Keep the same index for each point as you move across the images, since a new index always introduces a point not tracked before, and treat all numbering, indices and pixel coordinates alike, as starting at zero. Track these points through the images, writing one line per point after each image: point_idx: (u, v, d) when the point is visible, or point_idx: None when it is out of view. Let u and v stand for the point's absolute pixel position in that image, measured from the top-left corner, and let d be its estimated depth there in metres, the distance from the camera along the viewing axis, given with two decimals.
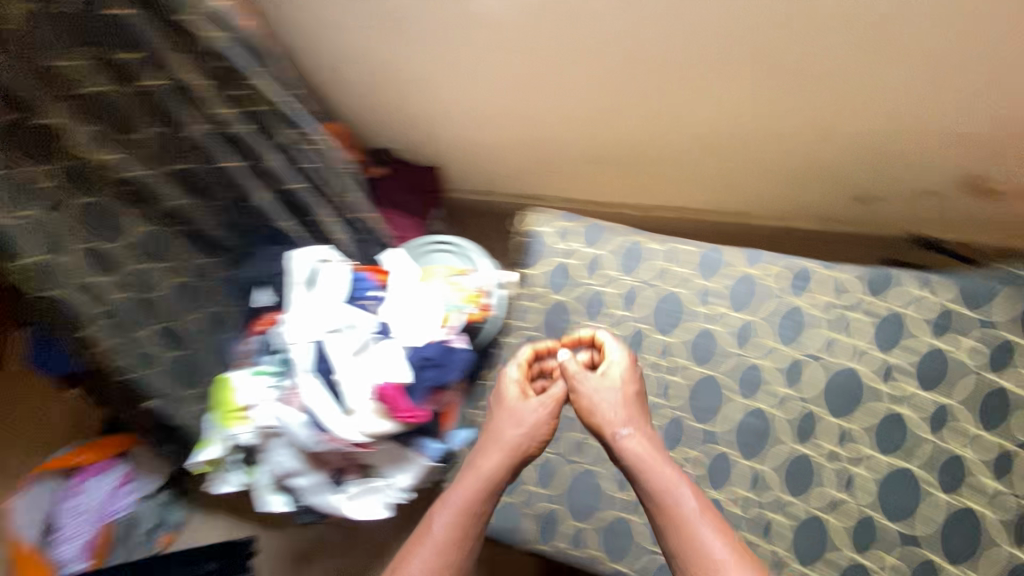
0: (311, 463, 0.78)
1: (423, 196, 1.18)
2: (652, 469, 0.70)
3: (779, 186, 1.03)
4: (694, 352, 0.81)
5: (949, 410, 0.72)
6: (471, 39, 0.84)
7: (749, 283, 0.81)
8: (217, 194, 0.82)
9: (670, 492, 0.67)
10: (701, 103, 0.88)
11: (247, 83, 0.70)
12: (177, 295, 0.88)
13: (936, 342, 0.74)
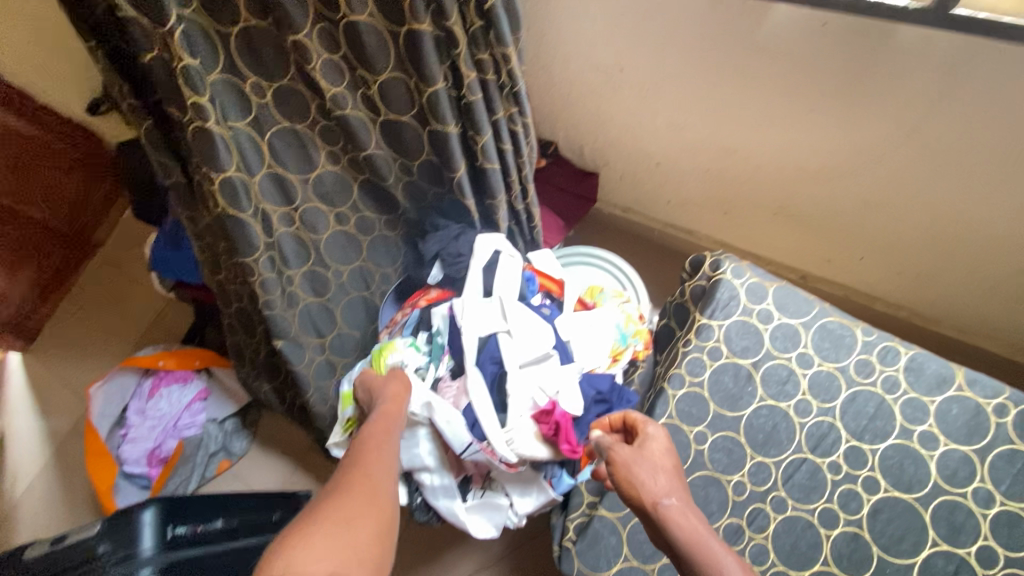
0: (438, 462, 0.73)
1: (576, 203, 1.08)
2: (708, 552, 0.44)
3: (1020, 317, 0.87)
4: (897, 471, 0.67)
5: None
6: (733, 60, 0.71)
7: (979, 415, 0.67)
8: (414, 154, 0.75)
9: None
10: (981, 199, 0.73)
11: (503, 51, 0.63)
12: (334, 244, 0.83)
13: None
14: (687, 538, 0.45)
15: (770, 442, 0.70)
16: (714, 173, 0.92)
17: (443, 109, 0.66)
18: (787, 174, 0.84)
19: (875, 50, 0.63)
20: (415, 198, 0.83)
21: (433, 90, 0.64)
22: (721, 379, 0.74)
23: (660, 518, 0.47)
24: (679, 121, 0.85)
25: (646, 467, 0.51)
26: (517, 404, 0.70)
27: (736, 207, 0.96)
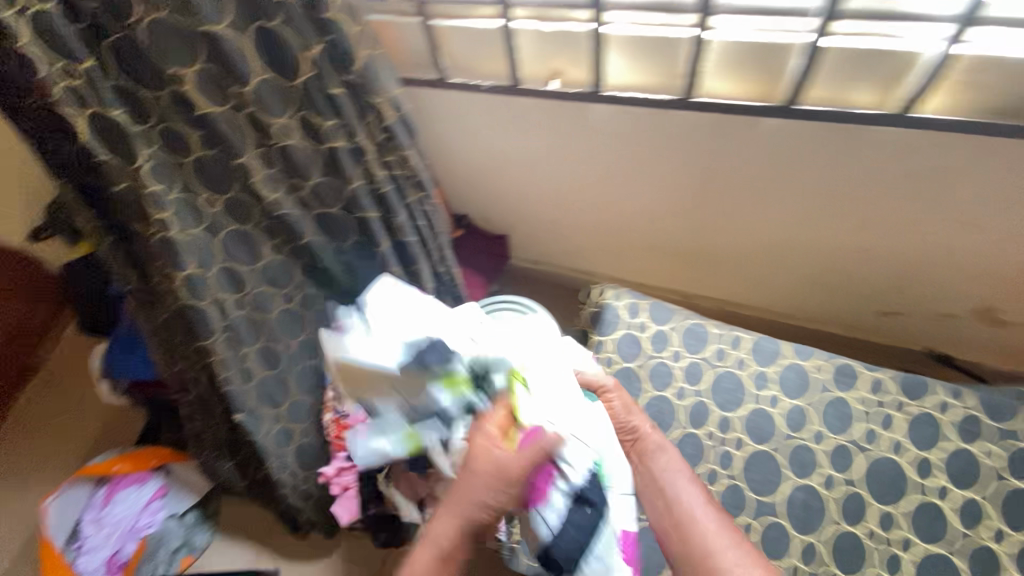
0: (410, 486, 0.91)
1: (491, 261, 1.27)
2: (698, 522, 0.64)
3: (850, 309, 1.07)
4: (753, 430, 0.85)
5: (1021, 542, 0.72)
6: (570, 144, 0.93)
7: (808, 376, 0.86)
8: (346, 237, 0.92)
9: (711, 555, 0.61)
10: (778, 225, 0.95)
11: (402, 153, 0.85)
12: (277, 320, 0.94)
13: (993, 470, 0.76)
14: (686, 516, 0.66)
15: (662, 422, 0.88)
16: (592, 222, 1.12)
17: (359, 201, 0.85)
18: (644, 219, 1.05)
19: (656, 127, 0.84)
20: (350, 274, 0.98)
21: (353, 187, 0.83)
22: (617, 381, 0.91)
23: (666, 496, 0.69)
24: (551, 186, 1.06)
25: (665, 448, 0.75)
26: None
27: (617, 247, 1.16)
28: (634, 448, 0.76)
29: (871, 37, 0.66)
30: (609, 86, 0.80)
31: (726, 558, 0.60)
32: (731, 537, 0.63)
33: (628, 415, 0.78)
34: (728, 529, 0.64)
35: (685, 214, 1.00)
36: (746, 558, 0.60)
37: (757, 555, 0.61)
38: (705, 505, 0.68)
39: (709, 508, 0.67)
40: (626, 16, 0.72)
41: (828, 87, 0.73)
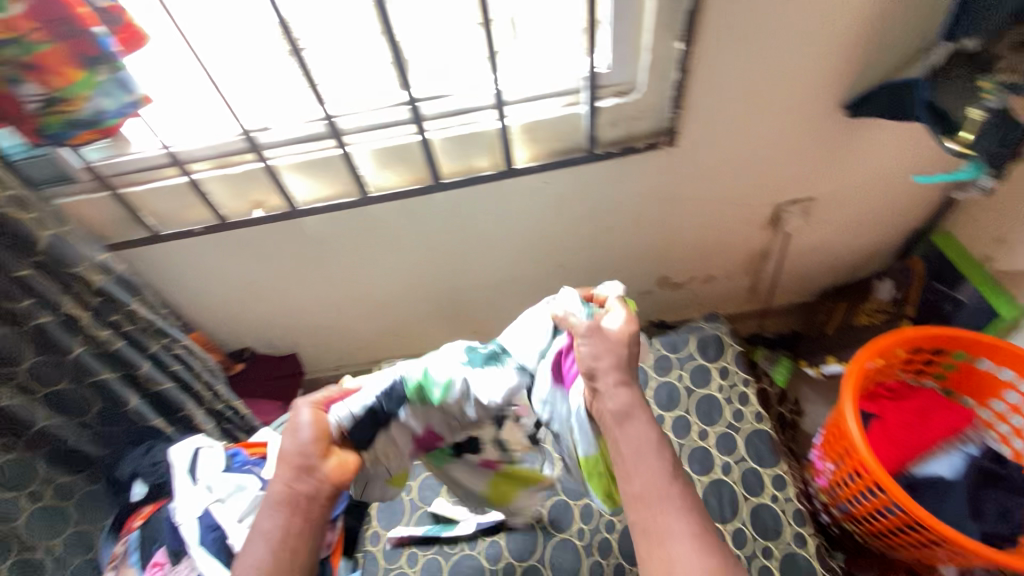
0: None
1: (284, 381, 1.31)
2: (657, 500, 0.53)
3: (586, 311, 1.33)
4: None
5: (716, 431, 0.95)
6: (300, 255, 1.06)
7: None
8: (86, 408, 0.90)
9: (666, 541, 0.51)
10: (496, 269, 1.17)
11: (128, 308, 0.90)
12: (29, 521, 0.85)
13: (683, 389, 1.00)
14: (650, 494, 0.54)
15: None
16: (359, 312, 1.24)
17: (93, 364, 0.87)
18: (398, 295, 1.20)
19: (357, 223, 1.00)
20: (105, 444, 0.95)
21: (74, 354, 0.84)
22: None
23: (630, 467, 0.56)
24: (305, 293, 1.16)
25: (632, 409, 0.58)
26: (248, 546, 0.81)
27: (391, 328, 1.30)
28: (608, 401, 0.60)
29: (457, 126, 0.89)
30: (302, 202, 0.97)
31: (678, 552, 0.50)
32: (683, 516, 0.52)
33: (600, 362, 0.62)
34: (683, 508, 0.53)
35: (426, 282, 1.19)
36: (699, 553, 0.50)
37: (713, 551, 0.50)
38: (671, 476, 0.55)
39: (671, 479, 0.55)
40: (282, 151, 0.89)
41: (454, 163, 0.95)
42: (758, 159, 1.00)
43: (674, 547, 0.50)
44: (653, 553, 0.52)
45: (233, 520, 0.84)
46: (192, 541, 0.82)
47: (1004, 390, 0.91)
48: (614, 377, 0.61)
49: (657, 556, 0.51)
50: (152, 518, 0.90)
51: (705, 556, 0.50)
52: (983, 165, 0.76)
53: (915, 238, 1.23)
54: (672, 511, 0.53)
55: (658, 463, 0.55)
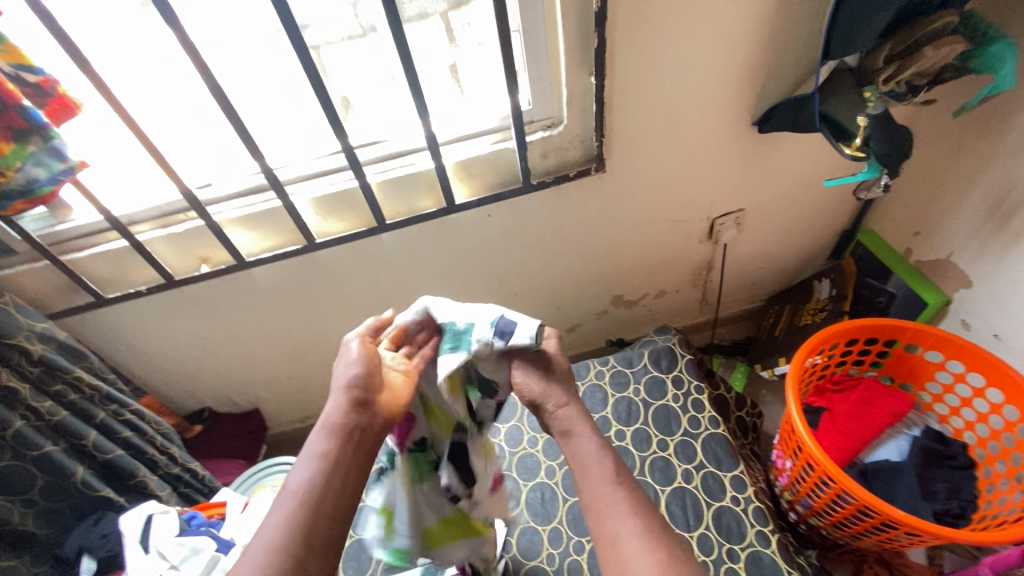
0: None
1: (245, 439, 1.28)
2: (606, 507, 0.56)
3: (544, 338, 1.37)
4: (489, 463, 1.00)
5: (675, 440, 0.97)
6: (251, 308, 1.07)
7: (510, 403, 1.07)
8: (28, 486, 0.86)
9: (619, 542, 0.53)
10: (451, 304, 1.20)
11: (72, 375, 0.87)
12: None
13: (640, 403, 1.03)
14: (600, 498, 0.57)
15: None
16: (317, 362, 1.24)
17: (33, 438, 0.83)
18: (355, 340, 1.21)
19: (308, 271, 1.02)
20: (49, 522, 0.91)
21: (14, 430, 0.81)
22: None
23: (580, 480, 0.60)
24: (260, 347, 1.16)
25: (573, 424, 0.64)
26: None
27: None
28: (556, 419, 0.65)
29: (395, 168, 0.93)
30: (248, 254, 0.98)
31: (631, 548, 0.52)
32: (632, 516, 0.55)
33: (541, 391, 0.67)
34: (632, 507, 0.56)
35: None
36: (652, 546, 0.52)
37: (664, 547, 0.52)
38: (616, 481, 0.58)
39: (617, 485, 0.58)
40: (225, 205, 0.90)
41: (396, 204, 0.98)
42: (686, 177, 1.06)
43: (628, 547, 0.52)
44: (612, 554, 0.53)
45: None
46: None
47: (936, 371, 0.96)
48: (547, 395, 0.67)
49: (614, 559, 0.53)
50: None
51: (655, 550, 0.51)
52: (879, 167, 0.86)
53: (843, 238, 1.31)
54: (621, 512, 0.55)
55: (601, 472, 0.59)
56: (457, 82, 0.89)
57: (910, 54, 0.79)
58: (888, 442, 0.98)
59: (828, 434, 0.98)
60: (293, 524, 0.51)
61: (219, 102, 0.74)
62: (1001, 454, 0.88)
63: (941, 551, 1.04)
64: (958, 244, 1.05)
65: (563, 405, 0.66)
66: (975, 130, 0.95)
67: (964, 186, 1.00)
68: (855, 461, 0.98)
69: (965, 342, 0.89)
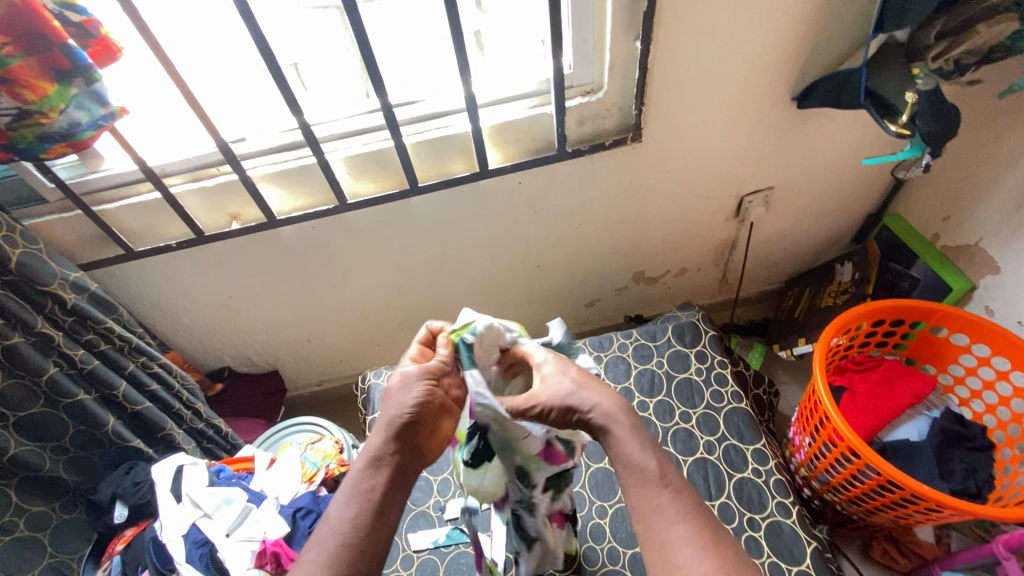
0: None
1: (264, 400, 1.29)
2: (655, 513, 0.53)
3: (563, 312, 1.37)
4: None
5: (697, 413, 0.99)
6: (276, 270, 1.07)
7: None
8: (59, 434, 0.88)
9: (670, 549, 0.51)
10: (473, 274, 1.20)
11: (103, 326, 0.87)
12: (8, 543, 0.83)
13: (664, 376, 1.04)
14: (648, 500, 0.54)
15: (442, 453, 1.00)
16: (338, 327, 1.25)
17: (66, 386, 0.84)
18: (375, 306, 1.22)
19: (335, 235, 1.02)
20: (79, 470, 0.93)
21: (48, 376, 0.81)
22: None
23: (626, 483, 0.56)
24: (282, 308, 1.17)
25: (615, 422, 0.58)
26: (235, 560, 0.83)
27: (373, 337, 1.30)
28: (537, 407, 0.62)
29: (431, 130, 0.92)
30: (279, 212, 0.97)
31: (684, 558, 0.50)
32: (684, 524, 0.52)
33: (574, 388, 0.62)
34: (683, 512, 0.53)
35: (406, 289, 1.19)
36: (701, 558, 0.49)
37: (723, 553, 0.50)
38: (663, 483, 0.55)
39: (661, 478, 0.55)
40: (259, 161, 0.89)
41: (429, 168, 0.97)
42: (720, 152, 1.05)
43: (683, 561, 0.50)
44: (662, 561, 0.51)
45: (220, 532, 0.86)
46: (179, 558, 0.82)
47: (960, 354, 0.97)
48: (531, 397, 0.62)
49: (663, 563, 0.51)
50: (136, 540, 0.90)
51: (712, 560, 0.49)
52: (923, 145, 0.85)
53: (868, 222, 1.31)
54: (672, 518, 0.53)
55: (654, 468, 0.56)
56: (481, 47, 0.88)
57: (963, 30, 0.78)
58: (908, 423, 0.99)
59: (852, 414, 0.99)
60: (362, 513, 0.54)
61: (260, 51, 0.73)
62: (1021, 437, 0.89)
63: (949, 530, 1.05)
64: (989, 230, 1.04)
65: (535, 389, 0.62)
66: (1018, 113, 0.94)
67: (1001, 170, 1.00)
68: (875, 440, 0.99)
69: (993, 326, 0.89)
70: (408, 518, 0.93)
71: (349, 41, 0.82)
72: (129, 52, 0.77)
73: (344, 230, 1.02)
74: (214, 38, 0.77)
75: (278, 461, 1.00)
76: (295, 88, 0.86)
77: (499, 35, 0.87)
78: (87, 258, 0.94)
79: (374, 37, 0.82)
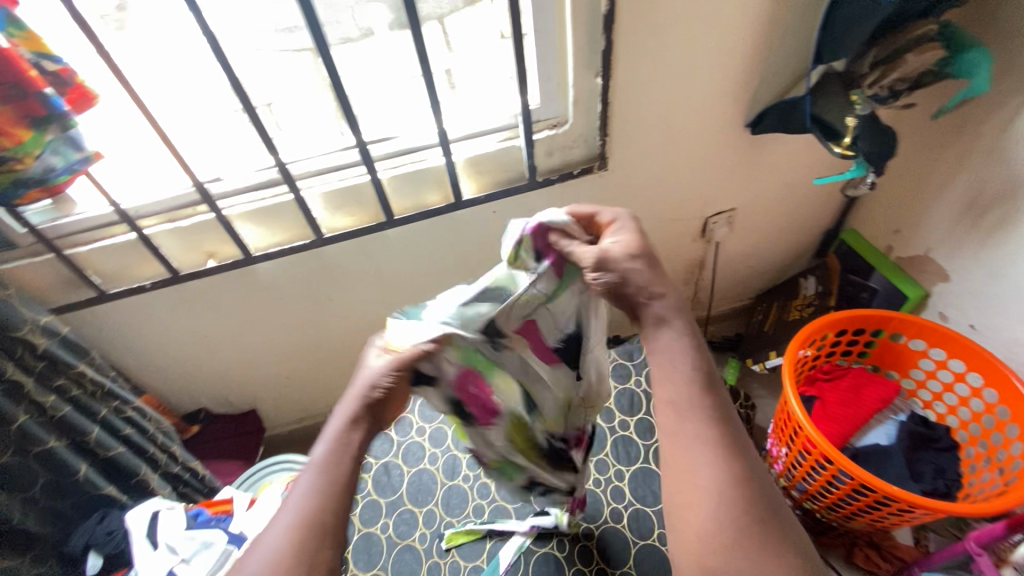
0: None
1: (242, 440, 1.27)
2: (684, 448, 0.53)
3: None
4: None
5: None
6: (253, 307, 1.07)
7: None
8: (30, 484, 0.83)
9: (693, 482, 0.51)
10: None
11: (75, 371, 0.87)
12: None
13: (644, 395, 1.06)
14: (678, 409, 0.55)
15: (423, 484, 0.99)
16: (318, 362, 1.24)
17: (36, 434, 0.81)
18: (355, 340, 1.22)
19: (313, 270, 1.03)
20: (52, 520, 0.89)
21: (18, 425, 0.79)
22: (386, 473, 1.01)
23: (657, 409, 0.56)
24: (260, 346, 1.16)
25: (669, 314, 0.59)
26: None
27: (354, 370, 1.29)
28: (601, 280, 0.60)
29: (405, 164, 0.95)
30: (255, 249, 0.98)
31: (706, 488, 0.50)
32: (714, 461, 0.51)
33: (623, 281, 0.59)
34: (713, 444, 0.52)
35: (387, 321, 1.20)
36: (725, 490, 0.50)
37: (737, 479, 0.50)
38: (693, 403, 0.55)
39: (698, 389, 0.55)
40: (235, 200, 0.91)
41: (405, 201, 1.00)
42: (683, 176, 1.10)
43: (703, 491, 0.50)
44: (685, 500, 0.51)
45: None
46: None
47: (919, 358, 1.02)
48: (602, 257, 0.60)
49: (682, 480, 0.52)
50: None
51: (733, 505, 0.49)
52: (866, 164, 0.91)
53: (827, 238, 1.38)
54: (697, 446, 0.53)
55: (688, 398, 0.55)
56: (451, 85, 0.92)
57: (892, 60, 0.86)
58: (876, 427, 1.02)
59: (824, 421, 1.02)
60: (311, 501, 0.52)
61: (236, 93, 0.75)
62: (981, 435, 0.94)
63: (926, 532, 1.09)
64: (937, 241, 1.11)
65: (594, 255, 0.59)
66: (951, 133, 1.01)
67: (941, 184, 1.07)
68: (847, 445, 1.02)
69: (946, 330, 0.95)
70: (394, 551, 0.92)
71: (323, 82, 0.85)
72: (105, 99, 0.78)
73: (322, 265, 1.03)
74: (191, 82, 0.79)
75: (258, 500, 0.98)
76: (269, 128, 0.88)
77: (467, 73, 0.91)
78: (57, 302, 0.93)
79: (347, 77, 0.85)
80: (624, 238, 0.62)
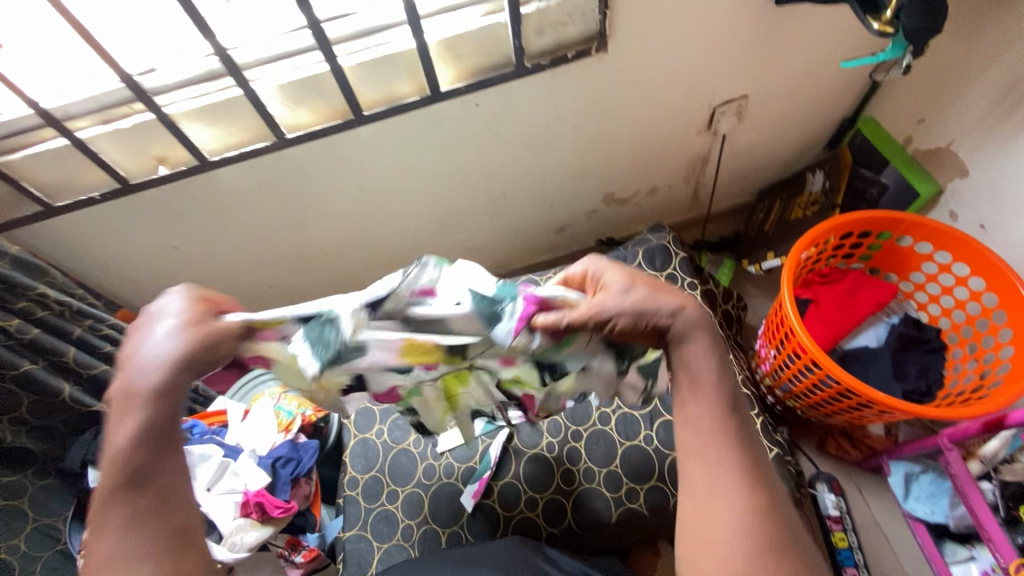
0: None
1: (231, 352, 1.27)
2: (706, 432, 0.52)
3: (529, 240, 1.34)
4: None
5: None
6: (218, 218, 0.99)
7: None
8: (13, 407, 0.86)
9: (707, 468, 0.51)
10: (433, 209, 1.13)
11: (33, 291, 0.80)
12: None
13: None
14: (702, 392, 0.53)
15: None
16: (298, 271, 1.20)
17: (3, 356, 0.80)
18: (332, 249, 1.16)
19: (278, 175, 0.94)
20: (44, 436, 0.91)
21: None
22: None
23: (687, 396, 0.54)
24: (234, 258, 1.10)
25: (694, 329, 0.54)
26: (220, 513, 0.84)
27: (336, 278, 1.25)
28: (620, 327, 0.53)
29: (370, 48, 0.81)
30: (209, 152, 0.87)
31: (718, 474, 0.50)
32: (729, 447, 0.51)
33: (642, 321, 0.53)
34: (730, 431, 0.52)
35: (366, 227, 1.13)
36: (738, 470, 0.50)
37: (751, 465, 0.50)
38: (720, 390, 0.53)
39: (718, 373, 0.54)
40: (175, 96, 0.78)
41: (374, 93, 0.87)
42: (691, 58, 0.97)
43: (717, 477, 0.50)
44: (696, 472, 0.52)
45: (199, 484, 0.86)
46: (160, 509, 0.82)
47: (922, 262, 0.98)
48: (602, 301, 0.53)
49: (693, 462, 0.52)
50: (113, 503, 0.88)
51: (742, 484, 0.49)
52: (904, 44, 0.79)
53: (840, 129, 1.27)
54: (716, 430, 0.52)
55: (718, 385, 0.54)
56: None
57: None
58: (865, 330, 1.01)
59: (816, 324, 1.01)
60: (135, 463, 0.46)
61: None
62: (972, 338, 0.93)
63: (899, 424, 1.13)
64: (962, 132, 1.02)
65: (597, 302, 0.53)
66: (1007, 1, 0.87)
67: (981, 65, 0.95)
68: (836, 347, 1.02)
69: (957, 233, 0.89)
70: (391, 454, 0.95)
71: None
72: None
73: (287, 169, 0.93)
74: None
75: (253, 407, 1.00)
76: None
77: None
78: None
79: None
80: (606, 264, 0.57)
